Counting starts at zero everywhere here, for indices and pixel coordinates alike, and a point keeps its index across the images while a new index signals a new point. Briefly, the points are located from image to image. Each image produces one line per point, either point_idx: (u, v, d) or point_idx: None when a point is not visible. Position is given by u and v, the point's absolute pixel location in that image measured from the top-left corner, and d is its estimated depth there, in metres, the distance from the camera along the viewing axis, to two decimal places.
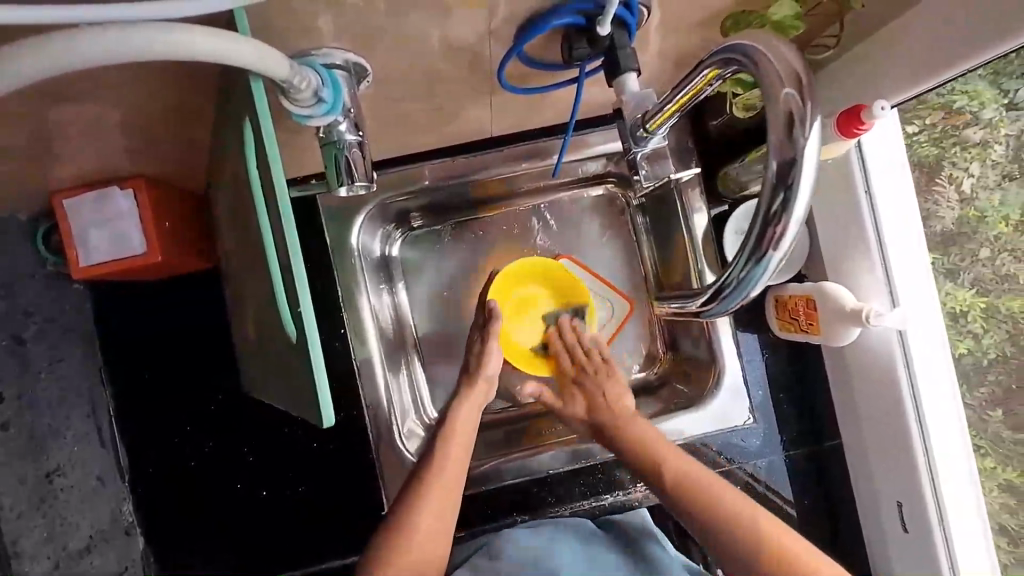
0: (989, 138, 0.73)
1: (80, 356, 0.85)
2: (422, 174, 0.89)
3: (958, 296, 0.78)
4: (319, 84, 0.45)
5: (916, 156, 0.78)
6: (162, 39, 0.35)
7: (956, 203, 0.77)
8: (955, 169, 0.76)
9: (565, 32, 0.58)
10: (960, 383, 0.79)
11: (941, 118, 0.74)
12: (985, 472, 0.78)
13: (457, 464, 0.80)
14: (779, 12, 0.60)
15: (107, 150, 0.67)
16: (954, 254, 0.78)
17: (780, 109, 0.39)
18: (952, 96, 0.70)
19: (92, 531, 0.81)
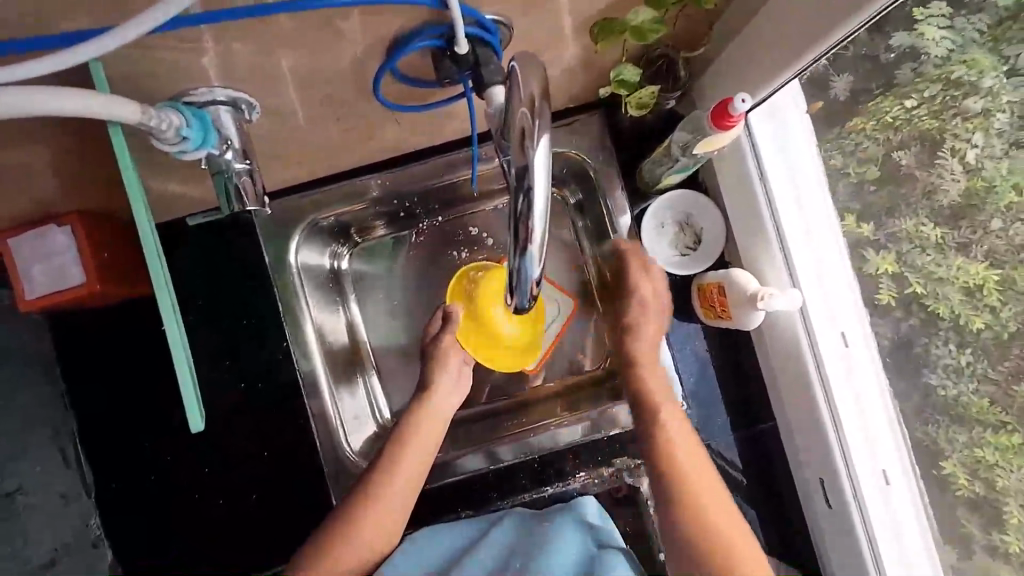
0: (991, 107, 0.63)
1: (43, 384, 0.91)
2: (369, 186, 0.94)
3: (970, 270, 0.67)
4: (180, 122, 0.50)
5: (917, 130, 0.70)
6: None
7: (960, 173, 0.67)
8: (956, 141, 0.66)
9: (431, 53, 0.62)
10: (981, 357, 0.68)
11: (939, 89, 0.67)
12: (1012, 449, 0.66)
13: (428, 448, 0.85)
14: (637, 19, 0.64)
15: (37, 193, 0.72)
16: (964, 227, 0.67)
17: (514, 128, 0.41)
18: (947, 65, 0.65)
19: (56, 546, 0.85)
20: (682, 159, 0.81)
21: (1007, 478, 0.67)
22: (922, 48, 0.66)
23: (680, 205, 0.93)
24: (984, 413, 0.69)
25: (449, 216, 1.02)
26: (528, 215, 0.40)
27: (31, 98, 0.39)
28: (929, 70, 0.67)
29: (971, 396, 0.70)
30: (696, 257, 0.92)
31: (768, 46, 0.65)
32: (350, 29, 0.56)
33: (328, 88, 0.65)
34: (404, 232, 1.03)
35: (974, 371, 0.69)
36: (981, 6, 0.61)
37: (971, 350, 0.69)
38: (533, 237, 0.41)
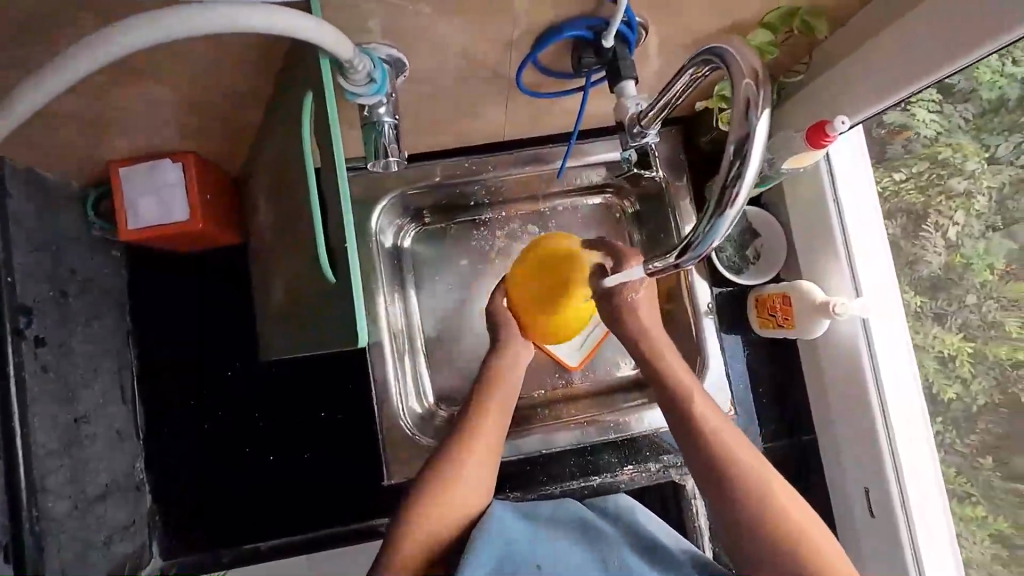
0: (972, 189, 0.78)
1: (112, 317, 0.91)
2: (433, 171, 0.98)
3: (946, 340, 0.82)
4: (371, 66, 0.55)
5: (904, 203, 0.86)
6: (226, 14, 0.44)
7: (943, 249, 0.82)
8: (940, 217, 0.82)
9: (574, 43, 0.68)
10: (950, 429, 0.84)
11: (927, 166, 0.82)
12: (975, 520, 0.81)
13: (490, 437, 0.84)
14: (754, 40, 0.72)
15: (166, 126, 0.75)
16: (942, 298, 0.83)
17: (739, 98, 0.44)
18: (934, 146, 0.81)
19: (108, 481, 0.84)
20: (763, 174, 0.87)
21: (971, 551, 0.82)
22: (914, 127, 0.80)
23: (747, 221, 0.98)
24: (953, 482, 0.83)
25: (491, 216, 1.08)
26: (743, 183, 0.44)
27: (281, 17, 0.45)
28: (918, 149, 0.82)
29: (941, 465, 0.85)
30: (757, 269, 0.98)
31: (869, 76, 0.72)
32: (517, 12, 0.62)
33: (469, 63, 0.71)
34: (443, 224, 1.07)
35: (943, 440, 0.84)
36: (966, 98, 0.75)
37: (940, 418, 0.84)
38: (736, 203, 0.46)
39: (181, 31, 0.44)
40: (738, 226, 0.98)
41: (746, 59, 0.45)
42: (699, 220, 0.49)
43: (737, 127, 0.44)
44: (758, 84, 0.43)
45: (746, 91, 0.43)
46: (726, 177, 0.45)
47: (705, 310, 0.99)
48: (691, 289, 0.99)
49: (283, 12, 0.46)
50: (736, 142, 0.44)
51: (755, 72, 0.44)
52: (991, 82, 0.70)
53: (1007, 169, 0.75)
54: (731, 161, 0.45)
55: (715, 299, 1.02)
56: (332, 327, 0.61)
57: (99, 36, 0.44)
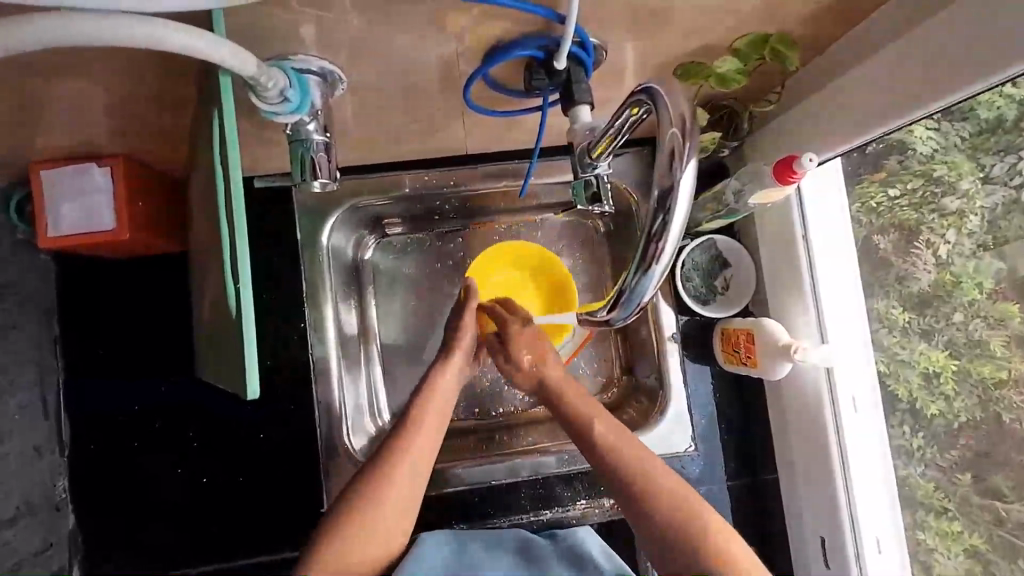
0: (965, 208, 0.70)
1: (34, 327, 0.85)
2: (402, 181, 0.92)
3: (930, 357, 0.75)
4: (286, 84, 0.50)
5: (896, 219, 0.78)
6: (88, 23, 0.38)
7: (932, 266, 0.74)
8: (932, 235, 0.74)
9: (527, 63, 0.63)
10: (930, 444, 0.77)
11: (920, 183, 0.74)
12: (950, 535, 0.75)
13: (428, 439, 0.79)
14: (722, 67, 0.67)
15: (90, 130, 0.70)
16: (929, 315, 0.75)
17: (667, 145, 0.41)
18: (931, 163, 0.71)
19: (20, 503, 0.79)
20: (732, 207, 0.83)
21: (943, 564, 0.76)
22: (910, 143, 0.72)
23: (715, 249, 0.95)
24: (929, 496, 0.78)
25: (456, 228, 1.03)
26: (667, 236, 0.40)
27: (176, 32, 0.40)
28: (913, 165, 0.73)
29: (919, 478, 0.79)
30: (725, 300, 0.95)
31: (838, 112, 0.69)
32: (460, 27, 0.57)
33: (415, 79, 0.66)
34: (422, 233, 1.02)
35: (923, 455, 0.79)
36: (965, 116, 0.65)
37: (924, 434, 0.78)
38: (662, 257, 0.42)
39: (33, 41, 0.38)
40: (703, 255, 0.95)
41: (675, 102, 0.42)
42: (630, 273, 0.45)
43: (662, 177, 0.40)
44: (685, 133, 0.40)
45: (672, 140, 0.40)
46: (652, 229, 0.42)
47: (670, 337, 0.95)
48: (656, 318, 0.96)
49: (160, 22, 0.40)
50: (660, 192, 0.41)
51: (682, 120, 0.40)
52: (992, 101, 0.61)
53: (1001, 188, 0.66)
54: (656, 212, 0.42)
55: (681, 328, 0.97)
56: (236, 368, 0.59)
57: None
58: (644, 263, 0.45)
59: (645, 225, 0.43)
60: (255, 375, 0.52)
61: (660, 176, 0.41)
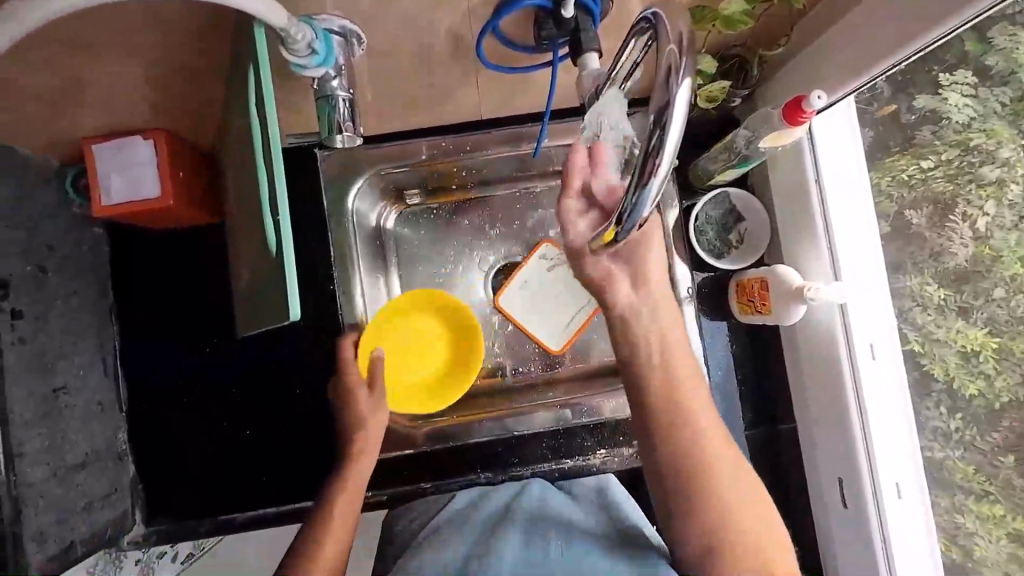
0: (1006, 177, 0.69)
1: (91, 293, 0.93)
2: (419, 149, 0.95)
3: (968, 334, 0.74)
4: (312, 38, 0.54)
5: (931, 192, 0.77)
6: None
7: (970, 240, 0.73)
8: (970, 207, 0.73)
9: (536, 14, 0.66)
10: (970, 425, 0.77)
11: (957, 154, 0.73)
12: (993, 519, 0.75)
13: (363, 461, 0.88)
14: (728, 9, 0.67)
15: (135, 102, 0.76)
16: (967, 291, 0.74)
17: (665, 63, 0.42)
18: (966, 133, 0.72)
19: (88, 450, 0.88)
20: (744, 154, 0.84)
21: (986, 549, 0.76)
22: (944, 113, 0.73)
23: (729, 203, 0.96)
24: (968, 478, 0.77)
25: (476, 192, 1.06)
26: (660, 153, 0.42)
27: None
28: (948, 135, 0.74)
29: (956, 461, 0.78)
30: (739, 254, 0.96)
31: (846, 49, 0.69)
32: None
33: None
34: (433, 204, 1.06)
35: (962, 436, 0.78)
36: (1006, 80, 0.67)
37: (962, 414, 0.77)
38: (659, 172, 0.44)
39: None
40: (714, 208, 0.97)
41: (675, 26, 0.44)
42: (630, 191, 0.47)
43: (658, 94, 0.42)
44: (681, 52, 0.42)
45: (669, 58, 0.41)
46: (648, 145, 0.43)
47: (687, 298, 0.95)
48: (672, 276, 0.95)
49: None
50: (655, 110, 0.42)
51: (680, 38, 0.41)
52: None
53: None
54: (652, 129, 0.43)
55: (699, 284, 0.99)
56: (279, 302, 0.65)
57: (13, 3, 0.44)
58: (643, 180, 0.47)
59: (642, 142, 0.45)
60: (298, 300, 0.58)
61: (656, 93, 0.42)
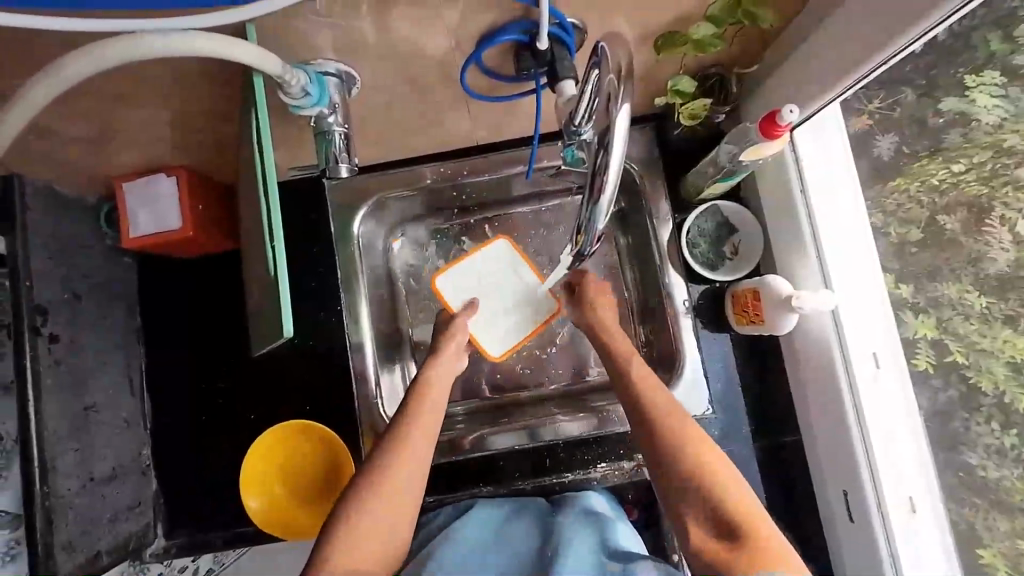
0: None
1: (121, 317, 1.01)
2: (424, 174, 1.01)
3: (1016, 344, 0.67)
4: (305, 81, 0.61)
5: (964, 196, 0.72)
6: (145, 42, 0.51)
7: (1009, 244, 0.67)
8: (1006, 210, 0.67)
9: (516, 48, 0.70)
10: None
11: (989, 156, 0.69)
12: None
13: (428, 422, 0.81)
14: (698, 33, 0.72)
15: (161, 143, 0.84)
16: (1013, 299, 0.68)
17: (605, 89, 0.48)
18: (999, 134, 0.67)
19: (115, 464, 0.94)
20: (729, 168, 0.86)
21: None
22: (974, 115, 0.69)
23: (721, 215, 0.98)
24: None
25: (478, 216, 1.09)
26: (608, 167, 0.47)
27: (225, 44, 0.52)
28: (980, 137, 0.69)
29: (1014, 480, 0.69)
30: (733, 265, 0.97)
31: (816, 62, 0.72)
32: (450, 21, 0.66)
33: (418, 72, 0.75)
34: (444, 225, 1.10)
35: (1020, 455, 0.68)
36: None
37: (1017, 430, 0.68)
38: (608, 186, 0.48)
39: (116, 61, 0.52)
40: (709, 222, 0.99)
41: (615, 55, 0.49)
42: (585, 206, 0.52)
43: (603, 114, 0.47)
44: (617, 81, 0.48)
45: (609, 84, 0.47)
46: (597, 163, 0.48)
47: (683, 310, 0.98)
48: (665, 288, 0.99)
49: (191, 34, 0.52)
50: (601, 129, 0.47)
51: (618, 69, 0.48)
52: None
53: None
54: (599, 149, 0.48)
55: (694, 296, 1.00)
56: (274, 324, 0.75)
57: (51, 68, 0.52)
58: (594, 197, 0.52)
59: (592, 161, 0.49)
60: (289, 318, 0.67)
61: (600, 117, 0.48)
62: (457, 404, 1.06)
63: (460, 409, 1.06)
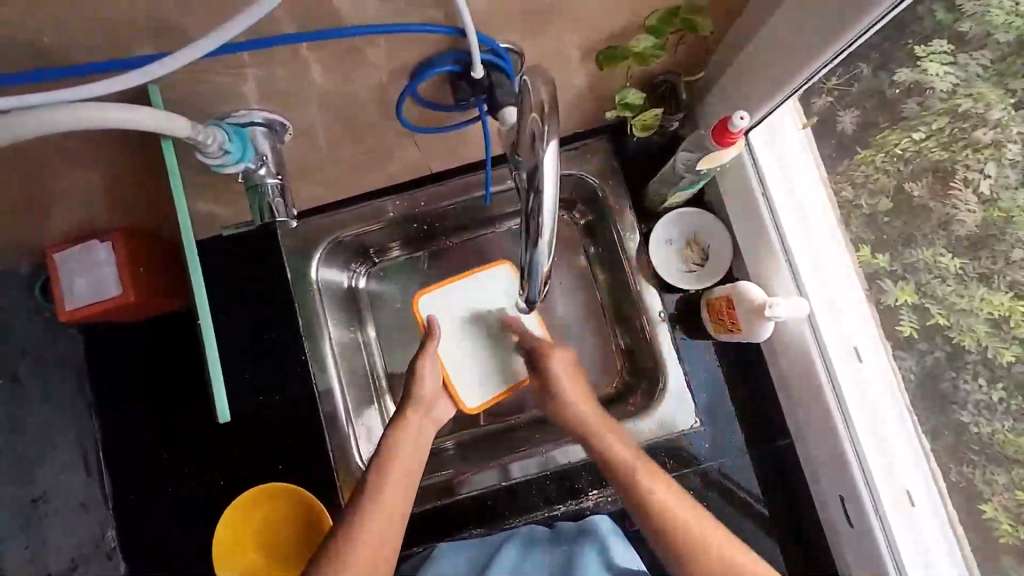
0: (1002, 138, 0.63)
1: (70, 394, 0.95)
2: (386, 208, 0.96)
3: (993, 301, 0.66)
4: (224, 139, 0.57)
5: (926, 162, 0.70)
6: (34, 120, 0.44)
7: (975, 205, 0.66)
8: (969, 171, 0.66)
9: (451, 79, 0.67)
10: (1016, 394, 0.65)
11: (948, 121, 0.67)
12: None
13: (412, 453, 0.83)
14: (639, 45, 0.69)
15: (86, 211, 0.79)
16: (985, 257, 0.66)
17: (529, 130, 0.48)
18: (953, 99, 0.66)
19: (73, 554, 0.89)
20: (687, 176, 0.84)
21: None
22: (927, 83, 0.67)
23: (686, 221, 0.96)
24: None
25: (440, 241, 1.05)
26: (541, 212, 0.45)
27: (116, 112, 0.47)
28: (935, 104, 0.68)
29: (1003, 433, 0.67)
30: (705, 272, 0.95)
31: (761, 66, 0.69)
32: (377, 58, 0.62)
33: (354, 111, 0.71)
34: (416, 252, 1.06)
35: (1010, 407, 0.66)
36: (984, 43, 0.62)
37: (1004, 384, 0.66)
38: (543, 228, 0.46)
39: None
40: (677, 227, 0.96)
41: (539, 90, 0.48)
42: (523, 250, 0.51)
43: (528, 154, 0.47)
44: (544, 119, 0.46)
45: (533, 125, 0.47)
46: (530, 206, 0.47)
47: (659, 319, 0.95)
48: (642, 304, 0.96)
49: (93, 105, 0.46)
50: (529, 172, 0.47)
51: (542, 106, 0.47)
52: (1008, 23, 0.59)
53: None
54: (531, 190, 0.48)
55: (668, 305, 0.98)
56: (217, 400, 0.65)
57: None
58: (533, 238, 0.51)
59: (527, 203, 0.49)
60: (221, 396, 0.54)
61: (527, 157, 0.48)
62: (447, 437, 1.00)
63: (448, 442, 1.00)
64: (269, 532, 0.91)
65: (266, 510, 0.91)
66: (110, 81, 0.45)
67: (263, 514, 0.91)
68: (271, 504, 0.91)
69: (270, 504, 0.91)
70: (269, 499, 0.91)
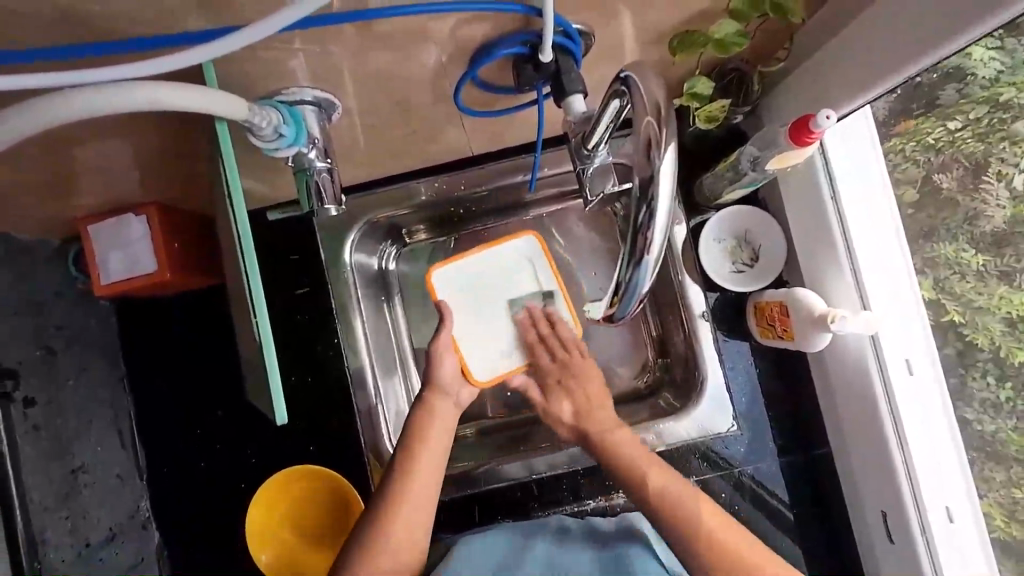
0: None
1: (103, 368, 0.94)
2: (420, 189, 0.91)
3: (1011, 300, 0.67)
4: (278, 121, 0.55)
5: (962, 153, 0.70)
6: (85, 96, 0.42)
7: (1005, 201, 0.66)
8: (1004, 164, 0.65)
9: (514, 60, 0.62)
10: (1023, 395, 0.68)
11: (987, 110, 0.66)
12: None
13: (441, 439, 0.83)
14: (719, 32, 0.64)
15: (122, 185, 0.76)
16: (1008, 254, 0.67)
17: (643, 135, 0.45)
18: (994, 87, 0.64)
19: (111, 524, 0.90)
20: (750, 175, 0.79)
21: None
22: (969, 69, 0.63)
23: (740, 218, 0.91)
24: None
25: (475, 225, 1.01)
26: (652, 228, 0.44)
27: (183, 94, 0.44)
28: (975, 91, 0.65)
29: (1010, 432, 0.69)
30: (754, 274, 0.90)
31: (851, 58, 0.65)
32: (439, 36, 0.57)
33: (407, 92, 0.66)
34: (443, 237, 1.02)
35: (1014, 407, 0.69)
36: None
37: (1013, 383, 0.68)
38: (652, 247, 0.45)
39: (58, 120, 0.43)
40: (730, 225, 0.91)
41: (650, 87, 0.45)
42: (621, 266, 0.48)
43: (641, 167, 0.45)
44: (659, 121, 0.44)
45: (647, 130, 0.44)
46: (639, 222, 0.45)
47: (700, 315, 0.88)
48: (682, 294, 0.89)
49: (135, 84, 0.43)
50: (641, 185, 0.45)
51: (657, 107, 0.44)
52: None
53: None
54: (640, 203, 0.45)
55: (711, 306, 0.94)
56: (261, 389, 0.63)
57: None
58: (634, 255, 0.47)
59: (632, 217, 0.47)
60: (281, 401, 0.55)
61: (640, 166, 0.45)
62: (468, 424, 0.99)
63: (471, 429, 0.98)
64: (308, 512, 0.92)
65: (306, 491, 0.92)
66: (153, 61, 0.41)
67: (303, 495, 0.92)
68: (311, 487, 0.92)
69: (309, 486, 0.92)
70: (309, 482, 0.92)
